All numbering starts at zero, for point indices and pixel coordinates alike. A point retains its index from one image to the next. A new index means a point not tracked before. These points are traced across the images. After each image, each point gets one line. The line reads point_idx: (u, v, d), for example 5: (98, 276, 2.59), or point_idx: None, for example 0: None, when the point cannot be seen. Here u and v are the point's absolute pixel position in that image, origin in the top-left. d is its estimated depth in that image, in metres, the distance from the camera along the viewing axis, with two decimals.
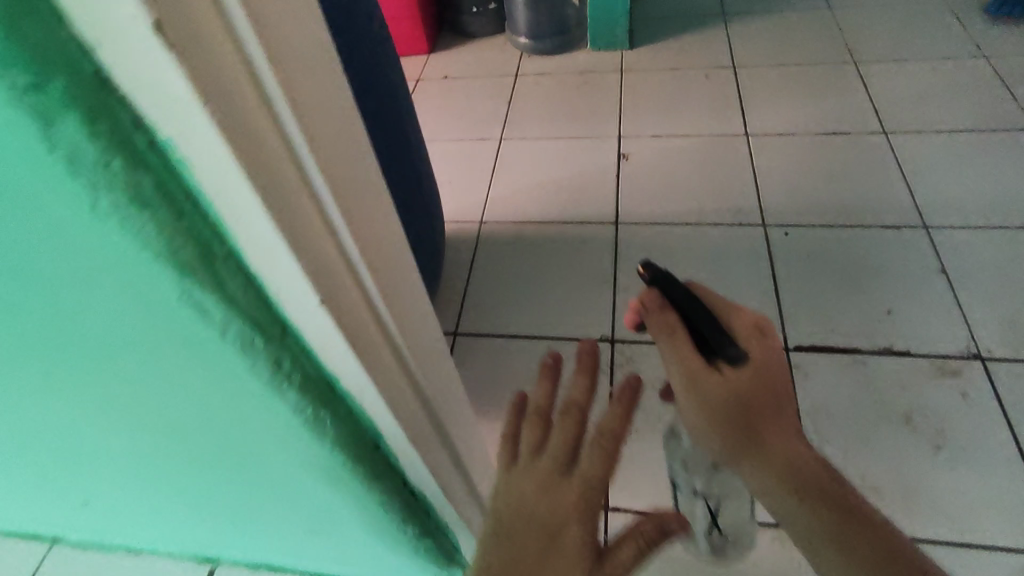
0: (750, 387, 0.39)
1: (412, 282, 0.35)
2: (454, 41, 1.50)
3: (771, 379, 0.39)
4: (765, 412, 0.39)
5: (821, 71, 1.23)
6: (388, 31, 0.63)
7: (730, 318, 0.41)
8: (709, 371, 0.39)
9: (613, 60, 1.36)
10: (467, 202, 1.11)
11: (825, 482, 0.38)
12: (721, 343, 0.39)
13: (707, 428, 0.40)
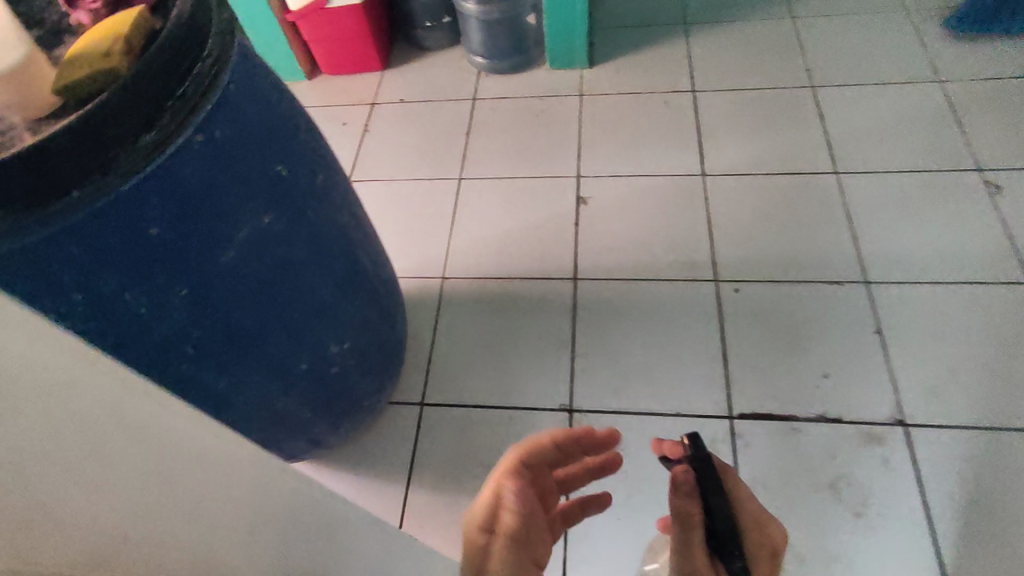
0: None
1: (342, 558, 0.40)
2: (409, 54, 1.45)
3: None
4: None
5: (780, 98, 1.23)
6: (334, 170, 0.65)
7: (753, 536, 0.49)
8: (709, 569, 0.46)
9: (573, 80, 1.34)
10: (430, 253, 1.13)
11: None
12: (730, 557, 0.45)
13: None
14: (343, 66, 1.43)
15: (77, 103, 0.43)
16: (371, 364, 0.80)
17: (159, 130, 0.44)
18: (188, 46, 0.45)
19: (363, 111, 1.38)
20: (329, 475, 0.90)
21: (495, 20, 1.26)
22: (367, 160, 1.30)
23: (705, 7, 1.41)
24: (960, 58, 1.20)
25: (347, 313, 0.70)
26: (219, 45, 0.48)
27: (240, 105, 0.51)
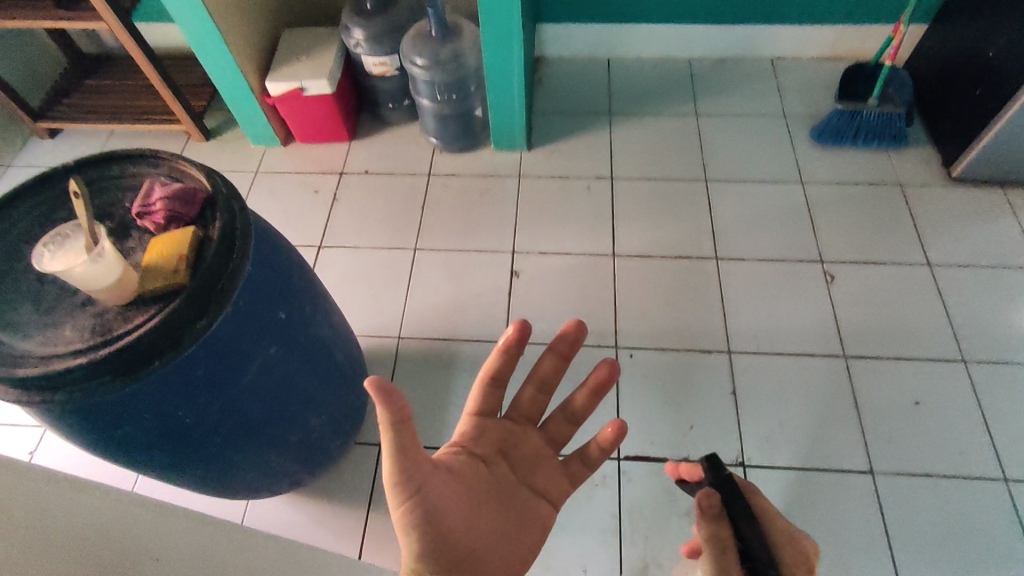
0: None
1: None
2: (373, 126, 1.67)
3: None
4: None
5: (680, 188, 1.51)
6: (319, 294, 0.87)
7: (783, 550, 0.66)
8: None
9: (514, 161, 1.58)
10: (389, 316, 1.36)
11: None
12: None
13: None
14: (314, 137, 1.63)
15: (153, 297, 0.65)
16: (342, 427, 1.03)
17: (209, 316, 0.66)
18: (226, 252, 0.68)
19: (333, 179, 1.59)
20: (305, 505, 1.13)
21: (448, 114, 1.49)
22: (335, 226, 1.51)
23: (627, 99, 1.68)
24: (821, 165, 1.51)
25: (328, 396, 0.93)
26: (248, 242, 0.70)
27: (257, 277, 0.73)
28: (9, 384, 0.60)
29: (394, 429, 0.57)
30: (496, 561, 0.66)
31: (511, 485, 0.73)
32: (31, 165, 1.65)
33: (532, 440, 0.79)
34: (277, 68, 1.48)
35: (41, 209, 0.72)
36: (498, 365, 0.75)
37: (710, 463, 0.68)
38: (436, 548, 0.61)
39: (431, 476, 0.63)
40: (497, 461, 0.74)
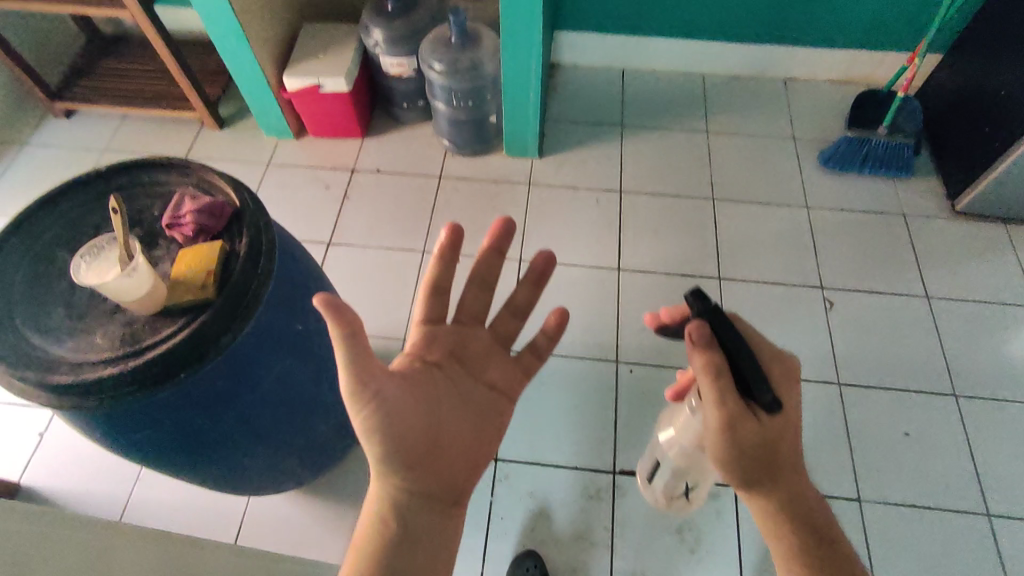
0: (775, 425, 0.67)
1: None
2: (386, 123, 1.67)
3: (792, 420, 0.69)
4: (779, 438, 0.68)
5: (689, 206, 1.53)
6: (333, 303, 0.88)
7: (778, 367, 0.71)
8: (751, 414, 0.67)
9: (525, 168, 1.59)
10: (394, 318, 1.38)
11: (789, 471, 0.69)
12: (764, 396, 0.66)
13: (720, 439, 0.67)
14: (328, 132, 1.63)
15: (181, 309, 0.67)
16: (348, 430, 1.05)
17: (234, 330, 0.67)
18: (252, 266, 0.70)
19: (344, 176, 1.59)
20: (307, 502, 1.16)
21: (462, 120, 1.50)
22: (345, 223, 1.52)
23: (640, 111, 1.69)
24: (827, 190, 1.53)
25: (338, 403, 0.95)
26: (274, 256, 0.72)
27: (278, 291, 0.74)
28: (40, 387, 0.62)
29: (347, 338, 0.62)
30: (460, 452, 0.72)
31: (467, 384, 0.76)
32: (44, 145, 1.65)
33: (481, 339, 0.81)
34: (294, 63, 1.48)
35: (74, 211, 0.75)
36: (436, 271, 0.76)
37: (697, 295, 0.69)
38: (400, 448, 0.66)
39: (390, 387, 0.67)
40: (450, 364, 0.76)
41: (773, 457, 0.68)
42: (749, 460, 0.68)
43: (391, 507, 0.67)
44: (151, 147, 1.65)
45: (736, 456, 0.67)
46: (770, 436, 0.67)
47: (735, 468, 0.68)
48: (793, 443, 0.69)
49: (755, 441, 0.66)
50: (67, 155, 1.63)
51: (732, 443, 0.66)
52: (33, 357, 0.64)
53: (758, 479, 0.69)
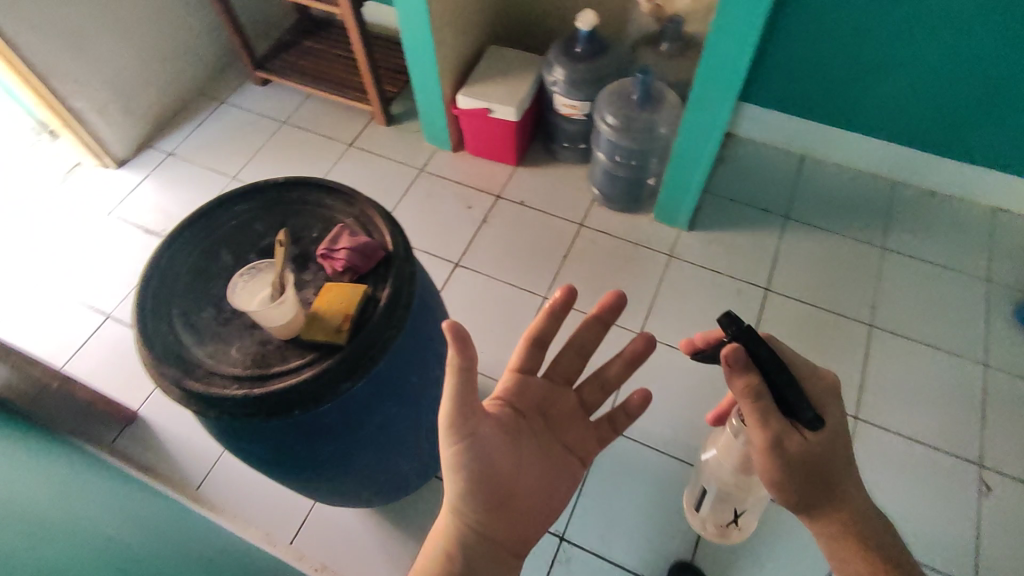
0: (820, 442, 0.67)
1: None
2: (542, 156, 1.65)
3: (836, 438, 0.68)
4: (827, 457, 0.68)
5: (840, 327, 1.36)
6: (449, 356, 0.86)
7: (809, 377, 0.71)
8: (794, 432, 0.66)
9: (670, 238, 1.50)
10: (498, 357, 1.36)
11: (841, 492, 0.69)
12: (806, 415, 0.66)
13: (765, 461, 0.67)
14: (484, 153, 1.64)
15: (311, 344, 0.68)
16: (427, 470, 1.04)
17: (354, 380, 0.67)
18: (386, 319, 0.70)
19: (488, 200, 1.59)
20: (370, 519, 1.17)
21: (619, 177, 1.45)
22: (476, 247, 1.52)
23: (811, 206, 1.54)
24: (1014, 352, 1.31)
25: (426, 448, 0.93)
26: (409, 312, 0.71)
27: (405, 346, 0.73)
28: (173, 386, 0.65)
29: (459, 371, 0.58)
30: (535, 508, 0.65)
31: (548, 442, 0.70)
32: (237, 106, 1.81)
33: (566, 400, 0.75)
34: (472, 83, 1.50)
35: (246, 215, 0.79)
36: (544, 324, 0.70)
37: (727, 318, 0.65)
38: (481, 489, 0.62)
39: (484, 426, 0.63)
40: (536, 418, 0.71)
41: (820, 472, 0.67)
42: (801, 482, 0.67)
43: (456, 546, 0.62)
44: (323, 129, 1.75)
45: (785, 475, 0.67)
46: (817, 452, 0.67)
47: (788, 489, 0.68)
48: (844, 455, 0.69)
49: (802, 459, 0.67)
50: (252, 120, 1.77)
51: (779, 463, 0.67)
52: (175, 353, 0.67)
53: (811, 500, 0.69)
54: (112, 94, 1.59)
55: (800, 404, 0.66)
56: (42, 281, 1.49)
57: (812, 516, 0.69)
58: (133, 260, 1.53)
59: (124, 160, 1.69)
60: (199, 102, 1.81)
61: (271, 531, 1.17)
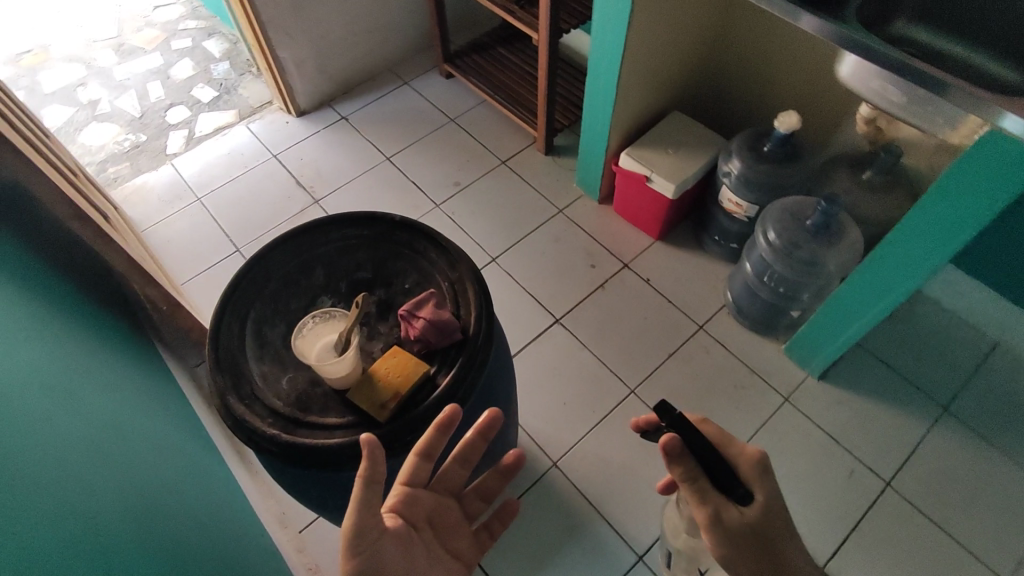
0: (758, 517, 0.64)
1: None
2: (686, 238, 1.52)
3: (772, 511, 0.65)
4: (770, 531, 0.65)
5: (964, 569, 1.11)
6: None
7: (737, 450, 0.69)
8: (731, 509, 0.64)
9: (792, 379, 1.31)
10: (560, 433, 1.27)
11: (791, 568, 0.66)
12: (736, 491, 0.64)
13: (710, 541, 0.64)
14: (628, 215, 1.55)
15: (355, 405, 0.65)
16: None
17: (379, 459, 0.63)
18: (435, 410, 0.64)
19: (613, 265, 1.50)
20: None
21: (760, 296, 1.30)
22: (584, 308, 1.43)
23: (980, 405, 1.27)
24: None
25: None
26: (462, 409, 0.66)
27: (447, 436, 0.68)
28: (217, 397, 0.64)
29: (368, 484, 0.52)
30: None
31: (439, 556, 0.61)
32: (416, 91, 1.86)
33: (452, 509, 0.65)
34: (641, 145, 1.40)
35: (354, 242, 0.77)
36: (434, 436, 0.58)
37: (659, 406, 0.64)
38: None
39: (387, 540, 0.54)
40: (425, 529, 0.61)
41: (765, 548, 0.64)
42: (748, 562, 0.64)
43: None
44: (484, 138, 1.74)
45: (732, 555, 0.63)
46: (757, 527, 0.64)
47: (739, 570, 0.64)
48: (783, 523, 0.66)
49: (744, 536, 0.63)
50: (425, 109, 1.81)
51: (724, 543, 0.63)
52: (233, 363, 0.67)
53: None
54: (314, 52, 1.70)
55: (730, 481, 0.64)
56: (203, 201, 1.64)
57: None
58: (276, 205, 1.63)
59: (305, 111, 1.82)
60: (386, 77, 1.89)
61: (290, 511, 1.22)
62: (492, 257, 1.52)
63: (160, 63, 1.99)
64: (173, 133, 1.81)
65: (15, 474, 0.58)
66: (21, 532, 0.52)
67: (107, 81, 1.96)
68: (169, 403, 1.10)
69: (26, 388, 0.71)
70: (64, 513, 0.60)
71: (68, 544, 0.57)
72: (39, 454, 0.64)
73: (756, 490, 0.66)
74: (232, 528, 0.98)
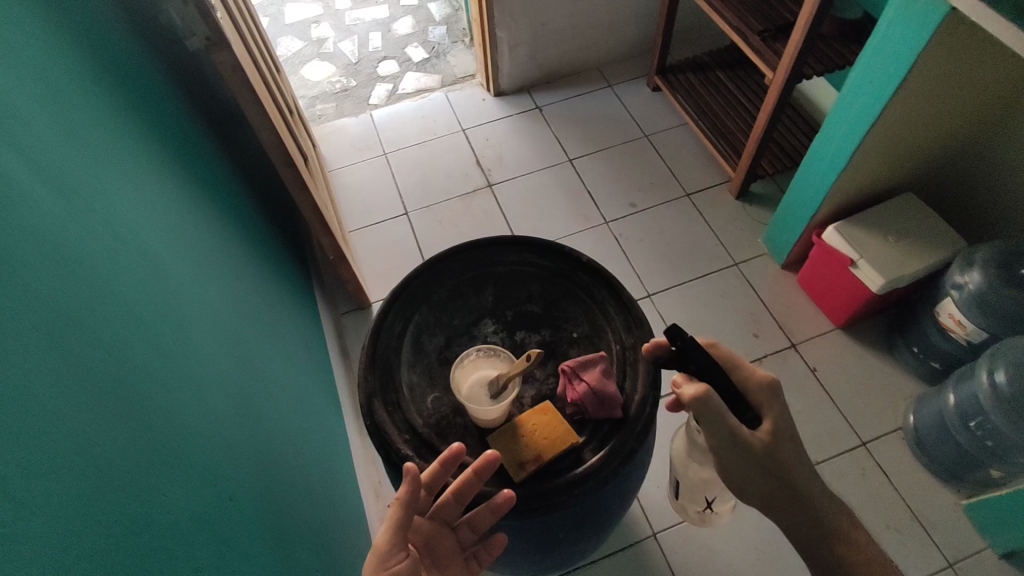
0: (771, 439, 0.60)
1: None
2: (876, 337, 1.32)
3: (783, 431, 0.61)
4: (784, 453, 0.60)
5: None
6: (613, 528, 0.73)
7: (746, 373, 0.62)
8: (745, 433, 0.58)
9: (964, 544, 1.09)
10: (669, 505, 1.17)
11: (804, 496, 0.61)
12: (748, 414, 0.60)
13: (723, 461, 0.60)
14: (812, 291, 1.37)
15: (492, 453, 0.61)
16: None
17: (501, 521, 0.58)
18: (571, 487, 0.58)
19: (779, 342, 1.34)
20: None
21: (955, 439, 1.09)
22: None
23: None
24: None
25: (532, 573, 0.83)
26: (602, 495, 0.59)
27: (577, 517, 0.61)
28: (363, 395, 0.64)
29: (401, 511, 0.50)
30: None
31: None
32: (618, 97, 1.78)
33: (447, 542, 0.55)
34: (856, 221, 1.22)
35: (534, 271, 0.72)
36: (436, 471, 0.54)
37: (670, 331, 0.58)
38: None
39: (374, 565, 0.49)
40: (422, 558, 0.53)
41: (775, 466, 0.60)
42: (760, 481, 0.60)
43: None
44: (674, 163, 1.63)
45: (745, 470, 0.59)
46: (772, 451, 0.60)
47: (751, 490, 0.61)
48: (795, 443, 0.62)
49: (759, 460, 0.59)
50: (621, 118, 1.73)
51: (738, 458, 0.59)
52: (386, 364, 0.66)
53: (777, 504, 0.61)
54: (529, 38, 1.68)
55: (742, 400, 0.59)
56: (388, 157, 1.71)
57: (784, 518, 0.62)
58: (451, 178, 1.65)
59: (503, 93, 1.81)
60: (590, 76, 1.83)
61: (385, 483, 1.23)
62: (648, 293, 1.42)
63: (386, 16, 2.09)
64: (380, 86, 1.89)
65: (179, 415, 0.60)
66: (170, 486, 0.53)
67: (337, 23, 2.10)
68: (309, 350, 1.15)
69: (205, 322, 0.74)
70: (212, 462, 0.62)
71: (206, 499, 0.58)
72: (203, 395, 0.67)
73: (766, 413, 0.61)
74: (335, 491, 1.00)
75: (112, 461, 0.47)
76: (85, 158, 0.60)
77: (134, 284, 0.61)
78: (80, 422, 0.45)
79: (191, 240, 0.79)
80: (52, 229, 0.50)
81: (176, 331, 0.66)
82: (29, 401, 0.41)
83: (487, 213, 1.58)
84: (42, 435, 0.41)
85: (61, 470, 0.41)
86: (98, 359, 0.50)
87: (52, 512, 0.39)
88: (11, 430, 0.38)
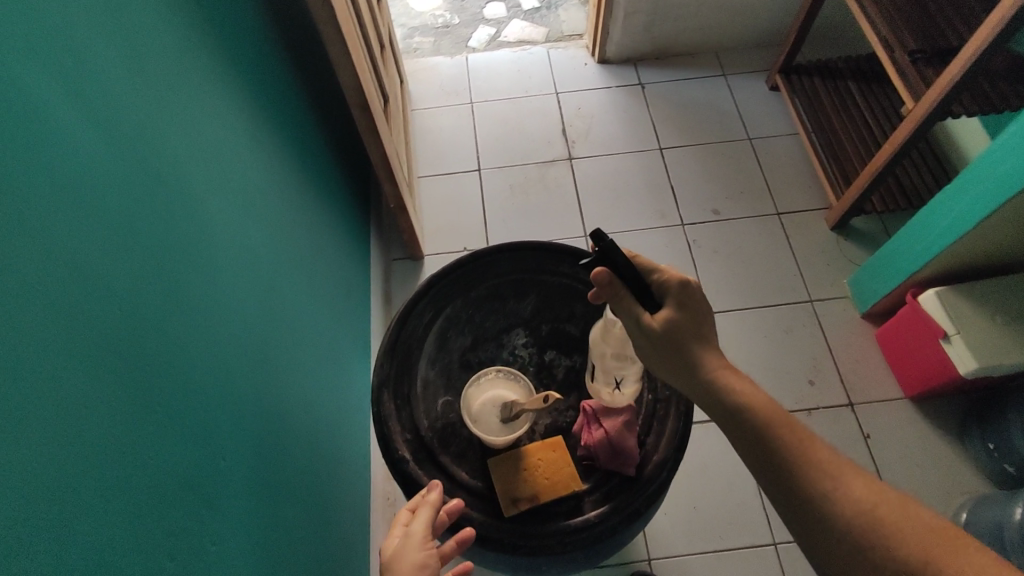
0: (676, 325, 0.52)
1: None
2: (948, 419, 1.19)
3: (689, 315, 0.53)
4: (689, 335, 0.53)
5: None
6: None
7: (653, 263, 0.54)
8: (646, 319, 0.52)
9: None
10: (675, 535, 1.13)
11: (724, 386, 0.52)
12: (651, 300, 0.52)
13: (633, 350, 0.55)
14: (890, 352, 1.24)
15: (489, 481, 0.57)
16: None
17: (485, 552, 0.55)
18: (564, 533, 0.54)
19: (837, 397, 1.23)
20: None
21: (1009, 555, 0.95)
22: None
23: None
24: None
25: None
26: (597, 551, 0.55)
27: (564, 567, 0.57)
28: (374, 382, 0.61)
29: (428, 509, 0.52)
30: None
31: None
32: (730, 89, 1.62)
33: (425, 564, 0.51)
34: (964, 291, 1.07)
35: (579, 288, 0.67)
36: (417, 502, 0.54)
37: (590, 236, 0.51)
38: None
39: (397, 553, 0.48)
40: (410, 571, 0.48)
41: (686, 353, 0.53)
42: (671, 367, 0.54)
43: None
44: (772, 175, 1.49)
45: (655, 358, 0.54)
46: (678, 336, 0.52)
47: (667, 375, 0.55)
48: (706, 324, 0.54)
49: (665, 344, 0.52)
50: (727, 113, 1.59)
51: (645, 347, 0.53)
52: (406, 354, 0.63)
53: (697, 392, 0.54)
54: (649, 7, 1.54)
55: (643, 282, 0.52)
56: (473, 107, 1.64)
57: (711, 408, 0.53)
58: (533, 144, 1.57)
59: (607, 61, 1.69)
60: (706, 60, 1.68)
61: None
62: None
63: None
64: (482, 28, 1.81)
65: (201, 365, 0.59)
66: (177, 442, 0.52)
67: None
68: (351, 297, 1.14)
69: (247, 263, 0.73)
70: (223, 414, 0.62)
71: (210, 454, 0.58)
72: (229, 342, 0.66)
73: (673, 300, 0.53)
74: (345, 444, 1.01)
75: (121, 417, 0.46)
76: (152, 84, 0.57)
77: (181, 228, 0.59)
78: (94, 376, 0.43)
79: (251, 175, 0.77)
80: (101, 169, 0.48)
81: (216, 274, 0.65)
82: (45, 367, 0.39)
83: (560, 187, 1.50)
84: (54, 406, 0.39)
85: (68, 444, 0.40)
86: (127, 315, 0.49)
87: (47, 482, 0.37)
88: (21, 409, 0.36)
